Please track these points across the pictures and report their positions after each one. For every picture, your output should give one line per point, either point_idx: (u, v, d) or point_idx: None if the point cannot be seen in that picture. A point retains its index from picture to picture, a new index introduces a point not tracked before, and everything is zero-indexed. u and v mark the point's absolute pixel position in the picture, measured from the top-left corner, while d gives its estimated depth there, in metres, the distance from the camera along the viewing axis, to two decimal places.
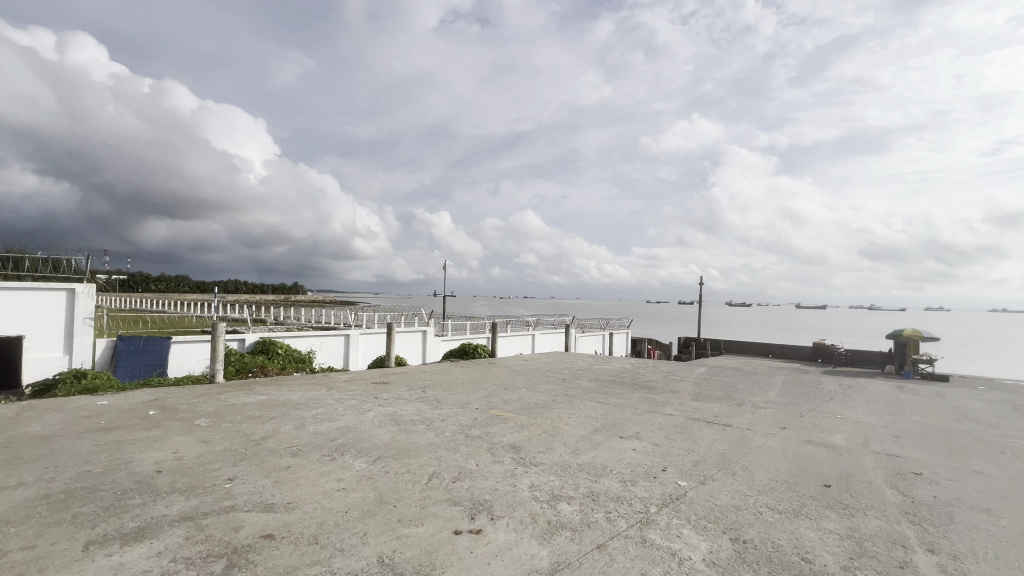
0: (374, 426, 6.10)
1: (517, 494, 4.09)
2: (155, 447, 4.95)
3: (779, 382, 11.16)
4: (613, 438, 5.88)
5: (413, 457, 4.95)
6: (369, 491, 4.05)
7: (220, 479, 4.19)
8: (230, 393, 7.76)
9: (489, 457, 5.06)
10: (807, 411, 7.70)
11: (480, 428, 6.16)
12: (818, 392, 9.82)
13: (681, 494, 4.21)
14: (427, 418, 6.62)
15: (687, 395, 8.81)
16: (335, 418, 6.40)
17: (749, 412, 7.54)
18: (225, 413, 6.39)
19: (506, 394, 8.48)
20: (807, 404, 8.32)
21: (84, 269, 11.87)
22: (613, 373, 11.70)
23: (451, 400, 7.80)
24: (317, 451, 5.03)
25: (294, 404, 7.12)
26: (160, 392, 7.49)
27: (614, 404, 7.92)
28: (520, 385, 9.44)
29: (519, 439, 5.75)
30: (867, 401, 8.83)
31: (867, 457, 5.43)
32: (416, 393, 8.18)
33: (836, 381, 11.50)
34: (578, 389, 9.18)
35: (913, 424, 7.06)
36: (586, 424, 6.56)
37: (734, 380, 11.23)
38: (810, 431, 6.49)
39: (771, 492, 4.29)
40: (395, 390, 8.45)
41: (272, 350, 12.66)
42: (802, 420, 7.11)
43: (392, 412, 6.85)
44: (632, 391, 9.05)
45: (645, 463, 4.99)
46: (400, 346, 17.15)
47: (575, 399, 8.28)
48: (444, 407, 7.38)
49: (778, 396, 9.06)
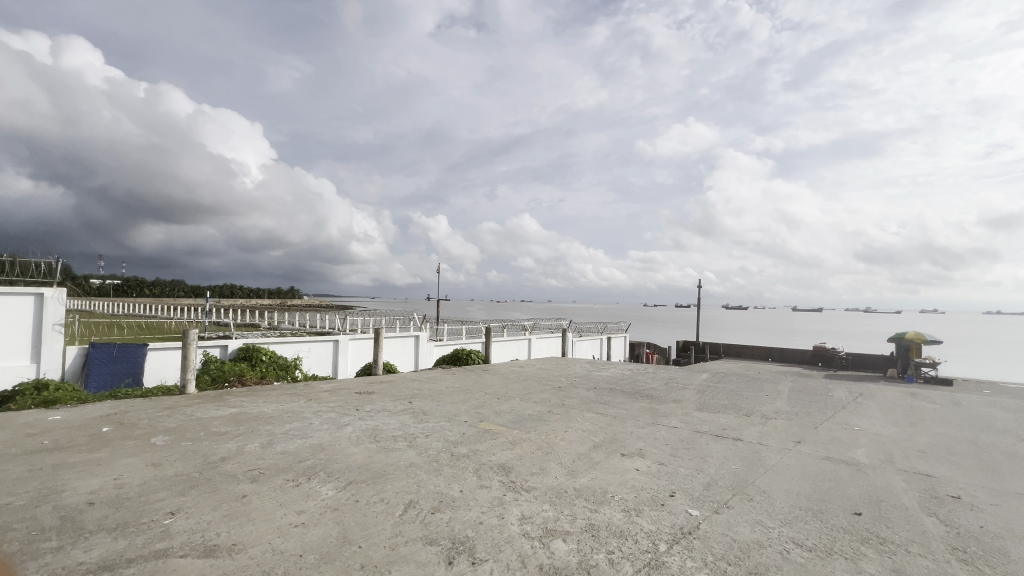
0: (350, 443, 5.53)
1: (505, 530, 3.53)
2: (96, 473, 4.36)
3: (786, 389, 10.63)
4: (613, 457, 5.33)
5: (389, 482, 4.38)
6: (332, 527, 3.49)
7: (160, 513, 3.61)
8: (200, 405, 7.18)
9: (476, 481, 4.51)
10: (820, 422, 7.18)
11: (467, 446, 5.59)
12: (828, 399, 9.32)
13: (695, 528, 3.65)
14: (410, 433, 6.05)
15: (691, 404, 8.26)
16: (308, 434, 5.82)
17: (759, 424, 6.98)
18: (187, 430, 5.81)
19: (498, 404, 7.93)
20: (820, 414, 7.78)
21: (55, 272, 11.23)
22: (612, 380, 11.18)
23: (439, 413, 7.23)
24: (281, 476, 4.45)
25: (266, 418, 6.53)
26: (122, 406, 6.88)
27: (614, 415, 7.37)
28: (513, 394, 8.87)
29: (510, 458, 5.18)
30: (882, 410, 8.31)
31: (895, 477, 4.89)
32: (402, 405, 7.60)
33: (845, 387, 11.00)
34: (576, 399, 8.61)
35: (936, 436, 6.54)
36: (583, 439, 6.02)
37: (740, 388, 10.65)
38: (828, 446, 5.95)
39: (797, 524, 3.75)
40: (379, 401, 7.87)
41: (255, 357, 12.04)
42: (817, 433, 6.58)
43: (372, 427, 6.28)
44: (633, 401, 8.50)
45: (650, 487, 4.43)
46: (391, 352, 16.53)
47: (572, 410, 7.73)
48: (431, 419, 6.82)
49: (787, 405, 8.54)
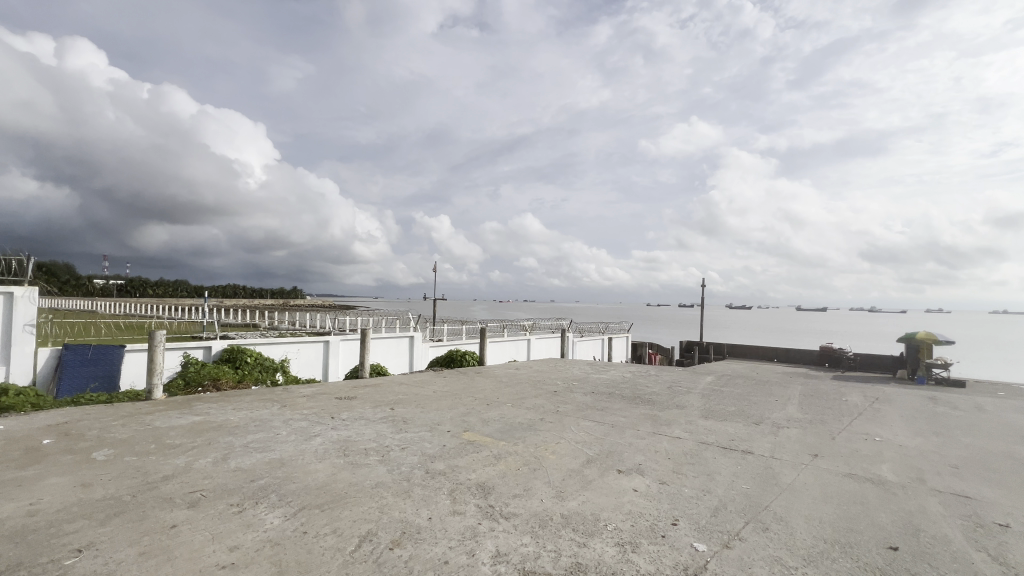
0: (314, 459, 4.94)
1: (474, 572, 2.94)
2: (12, 496, 3.80)
3: (796, 393, 10.00)
4: (608, 475, 4.73)
5: (347, 508, 3.80)
6: (266, 569, 2.91)
7: (66, 550, 3.04)
8: (162, 414, 6.62)
9: (449, 506, 3.92)
10: (838, 432, 6.56)
11: (446, 461, 5.00)
12: (843, 405, 8.70)
13: (701, 568, 3.06)
14: (384, 446, 5.47)
15: (695, 411, 7.64)
16: (270, 448, 5.25)
17: (771, 435, 6.36)
18: (137, 443, 5.25)
19: (486, 412, 7.35)
20: (837, 422, 7.16)
21: (27, 270, 10.68)
22: (612, 383, 10.58)
23: (421, 421, 6.65)
24: (224, 499, 3.87)
25: (230, 428, 5.98)
26: (76, 415, 6.33)
27: (611, 424, 6.78)
28: (504, 400, 8.28)
29: (491, 476, 4.59)
30: (903, 417, 7.68)
31: (930, 500, 4.29)
32: (382, 413, 7.03)
33: (858, 391, 10.35)
34: (571, 405, 8.00)
35: (968, 449, 5.92)
36: (576, 452, 5.42)
37: (747, 392, 10.01)
38: (848, 461, 5.34)
39: (825, 563, 3.14)
40: (358, 408, 7.30)
41: (240, 359, 11.50)
42: (835, 445, 5.97)
43: (343, 439, 5.70)
44: (633, 407, 7.90)
45: (650, 514, 3.84)
46: (384, 353, 15.96)
47: (566, 417, 7.15)
48: (410, 429, 6.24)
49: (799, 412, 7.93)
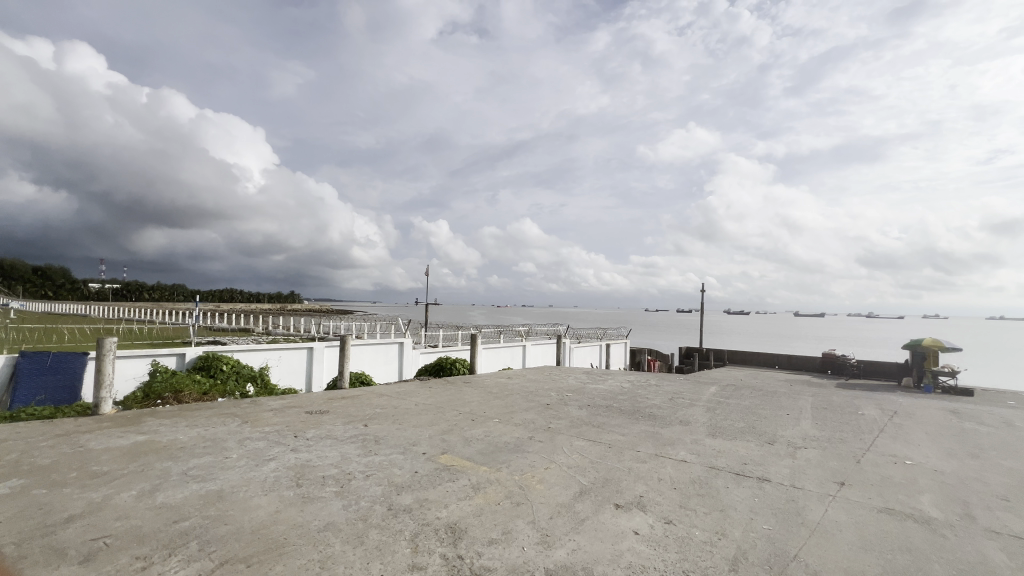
0: (259, 491, 4.20)
1: None
2: None
3: (807, 405, 9.29)
4: (604, 512, 4.00)
5: (281, 563, 3.06)
6: None
7: None
8: (104, 432, 5.87)
9: (408, 558, 3.18)
10: (863, 454, 5.85)
11: (415, 493, 4.27)
12: (861, 420, 7.99)
13: None
14: (345, 474, 4.72)
15: (701, 428, 6.92)
16: (211, 476, 4.51)
17: (788, 458, 5.63)
18: (56, 470, 4.52)
19: (469, 429, 6.61)
20: (859, 441, 6.45)
21: None
22: (610, 394, 9.86)
23: (394, 441, 5.91)
24: (130, 551, 3.14)
25: (174, 451, 5.24)
26: (4, 435, 5.58)
27: (608, 444, 6.06)
28: (491, 415, 7.55)
29: (464, 515, 3.87)
30: (929, 435, 6.97)
31: (990, 547, 3.58)
32: (352, 431, 6.28)
33: (874, 404, 9.63)
34: (565, 421, 7.27)
35: (1012, 475, 5.21)
36: (568, 480, 4.70)
37: (755, 404, 9.27)
38: (882, 492, 4.64)
39: None
40: (327, 425, 6.55)
41: (214, 367, 10.69)
42: (862, 470, 5.26)
43: (300, 466, 4.95)
44: (632, 424, 7.16)
45: (654, 567, 3.13)
46: (371, 361, 15.19)
47: (558, 436, 6.42)
48: (381, 451, 5.51)
49: (815, 428, 7.21)
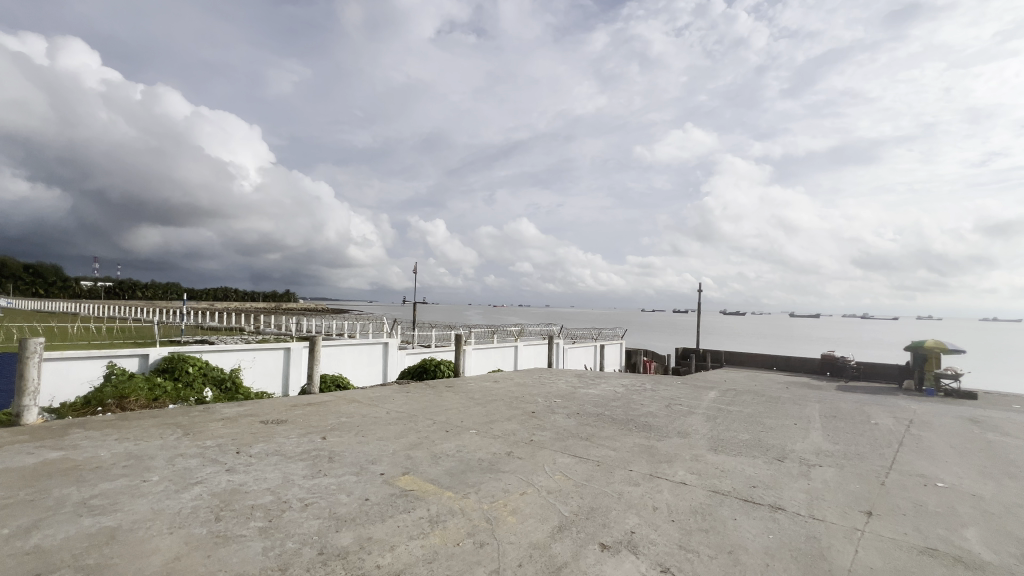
0: (163, 529, 3.42)
1: None
2: None
3: (814, 414, 8.58)
4: (587, 556, 3.24)
5: None
6: None
7: None
8: (15, 448, 5.08)
9: None
10: (886, 474, 5.12)
11: (358, 531, 3.50)
12: (875, 431, 7.28)
13: None
14: (279, 504, 3.94)
15: (702, 442, 6.18)
16: (114, 508, 3.71)
17: (802, 480, 4.90)
18: None
19: (441, 443, 5.84)
20: (879, 458, 5.72)
21: None
22: (602, 400, 9.11)
23: (351, 459, 5.14)
24: None
25: (85, 472, 4.45)
26: None
27: (597, 461, 5.30)
28: (468, 425, 6.78)
29: (412, 562, 3.10)
30: (956, 450, 6.26)
31: None
32: (305, 446, 5.50)
33: (885, 411, 8.92)
34: (549, 432, 6.51)
35: None
36: (546, 511, 3.94)
37: (758, 413, 8.54)
38: (917, 525, 3.92)
39: None
40: (279, 439, 5.77)
41: (179, 369, 9.90)
42: (890, 495, 4.54)
43: (229, 491, 4.16)
44: (625, 436, 6.41)
45: None
46: (353, 364, 14.36)
47: (541, 451, 5.66)
48: (332, 472, 4.74)
49: (827, 441, 6.49)
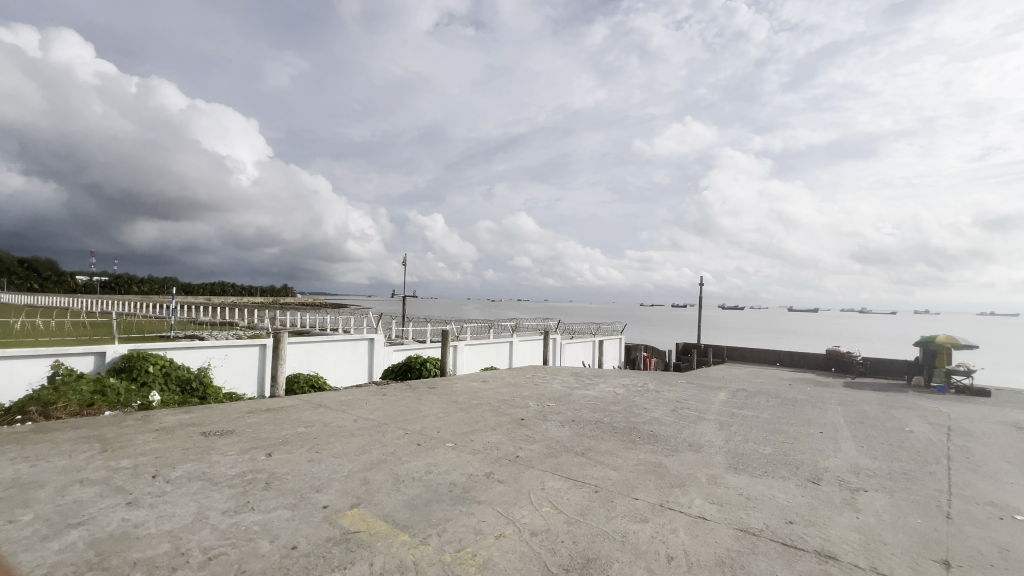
0: None
1: None
2: None
3: (838, 419, 7.64)
4: None
5: None
6: None
7: None
8: None
9: None
10: (950, 503, 4.16)
11: None
12: (914, 441, 6.34)
13: None
14: (175, 558, 2.95)
15: (719, 459, 5.22)
16: None
17: (848, 512, 3.95)
18: None
19: (407, 462, 4.87)
20: (932, 479, 4.79)
21: None
22: (600, 404, 8.13)
23: (291, 486, 4.16)
24: None
25: None
26: None
27: (594, 487, 4.31)
28: (444, 437, 5.80)
29: None
30: (1016, 467, 5.33)
31: None
32: (238, 469, 4.51)
33: (916, 416, 7.99)
34: (539, 446, 5.54)
35: None
36: (526, 568, 2.95)
37: (776, 418, 7.60)
38: None
39: None
40: (209, 458, 4.77)
41: (139, 368, 8.90)
42: (966, 535, 3.58)
43: (116, 537, 3.18)
44: (628, 451, 5.43)
45: None
46: (336, 362, 13.38)
47: (525, 472, 4.69)
48: (261, 505, 3.76)
49: (864, 456, 5.54)
